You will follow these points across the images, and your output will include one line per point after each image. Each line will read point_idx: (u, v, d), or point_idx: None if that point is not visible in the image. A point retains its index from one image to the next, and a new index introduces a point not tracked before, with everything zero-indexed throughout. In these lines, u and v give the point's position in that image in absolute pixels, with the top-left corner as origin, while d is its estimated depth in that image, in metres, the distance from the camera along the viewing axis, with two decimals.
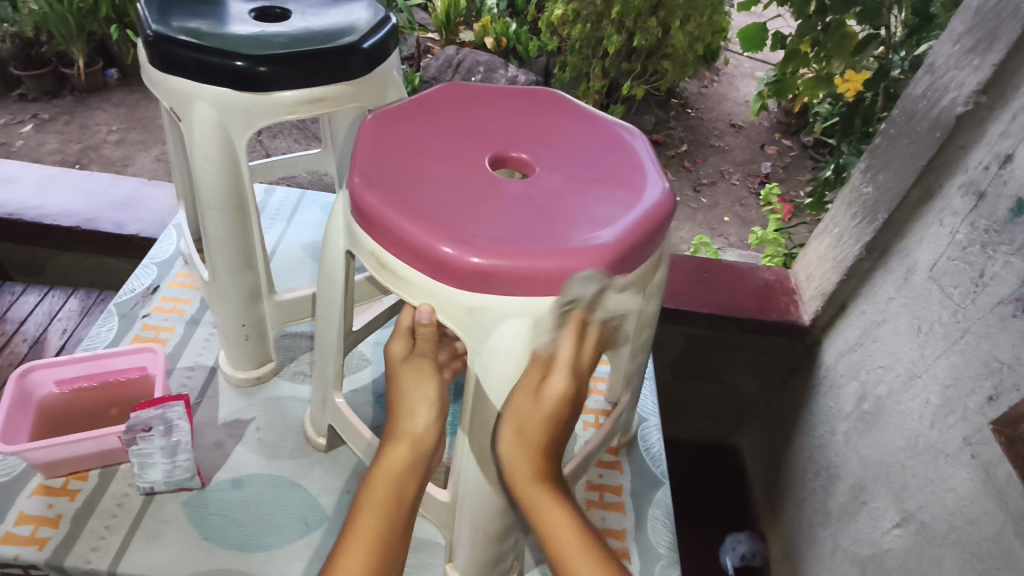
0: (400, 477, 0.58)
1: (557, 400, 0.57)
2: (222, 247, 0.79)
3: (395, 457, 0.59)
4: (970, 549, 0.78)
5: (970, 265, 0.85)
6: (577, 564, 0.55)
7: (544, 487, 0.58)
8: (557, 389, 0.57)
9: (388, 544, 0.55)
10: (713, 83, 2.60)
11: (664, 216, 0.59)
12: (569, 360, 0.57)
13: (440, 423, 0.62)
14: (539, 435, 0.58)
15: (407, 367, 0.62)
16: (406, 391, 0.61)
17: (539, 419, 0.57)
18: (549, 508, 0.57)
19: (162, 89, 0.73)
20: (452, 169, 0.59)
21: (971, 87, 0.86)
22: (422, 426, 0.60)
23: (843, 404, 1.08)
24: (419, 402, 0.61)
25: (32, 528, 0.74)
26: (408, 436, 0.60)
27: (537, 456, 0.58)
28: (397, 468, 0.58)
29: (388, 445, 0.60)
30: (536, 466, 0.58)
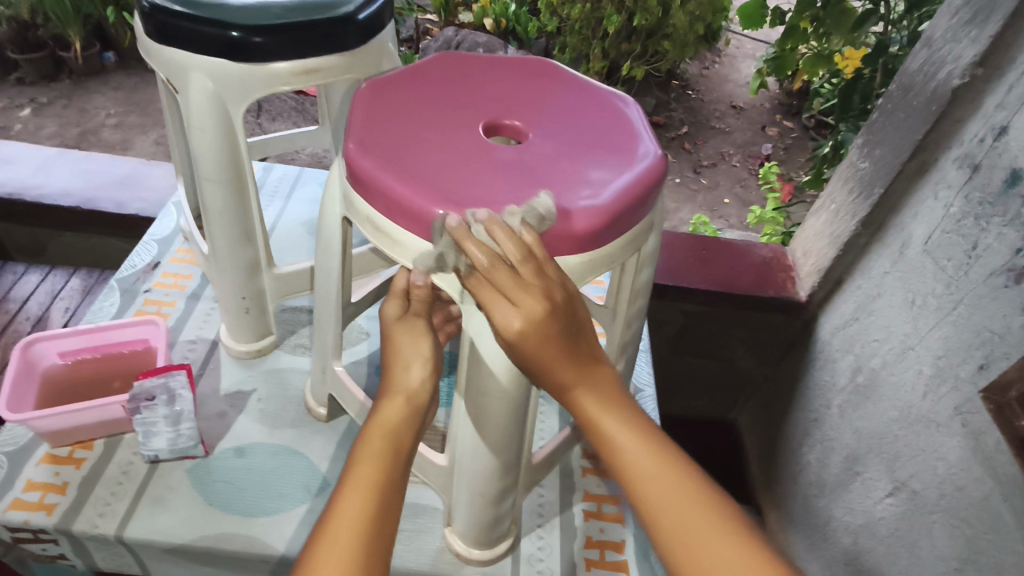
0: (394, 426, 0.58)
1: (528, 332, 0.51)
2: (220, 218, 0.80)
3: (390, 411, 0.59)
4: (960, 515, 0.80)
5: (964, 237, 0.85)
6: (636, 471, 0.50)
7: (585, 383, 0.54)
8: (513, 326, 0.50)
9: (383, 493, 0.52)
10: (714, 64, 2.59)
11: (655, 180, 0.59)
12: (499, 295, 0.51)
13: (433, 381, 0.63)
14: (548, 345, 0.52)
15: (402, 325, 0.63)
16: (401, 347, 0.63)
17: (534, 349, 0.51)
18: (592, 406, 0.54)
19: (157, 61, 0.73)
20: (446, 135, 0.60)
21: (967, 60, 0.85)
22: (416, 379, 0.61)
23: (838, 377, 1.10)
24: (413, 357, 0.62)
25: (40, 494, 0.76)
26: (403, 389, 0.61)
27: (562, 362, 0.53)
28: (391, 420, 0.58)
29: (383, 401, 0.60)
30: (566, 359, 0.53)
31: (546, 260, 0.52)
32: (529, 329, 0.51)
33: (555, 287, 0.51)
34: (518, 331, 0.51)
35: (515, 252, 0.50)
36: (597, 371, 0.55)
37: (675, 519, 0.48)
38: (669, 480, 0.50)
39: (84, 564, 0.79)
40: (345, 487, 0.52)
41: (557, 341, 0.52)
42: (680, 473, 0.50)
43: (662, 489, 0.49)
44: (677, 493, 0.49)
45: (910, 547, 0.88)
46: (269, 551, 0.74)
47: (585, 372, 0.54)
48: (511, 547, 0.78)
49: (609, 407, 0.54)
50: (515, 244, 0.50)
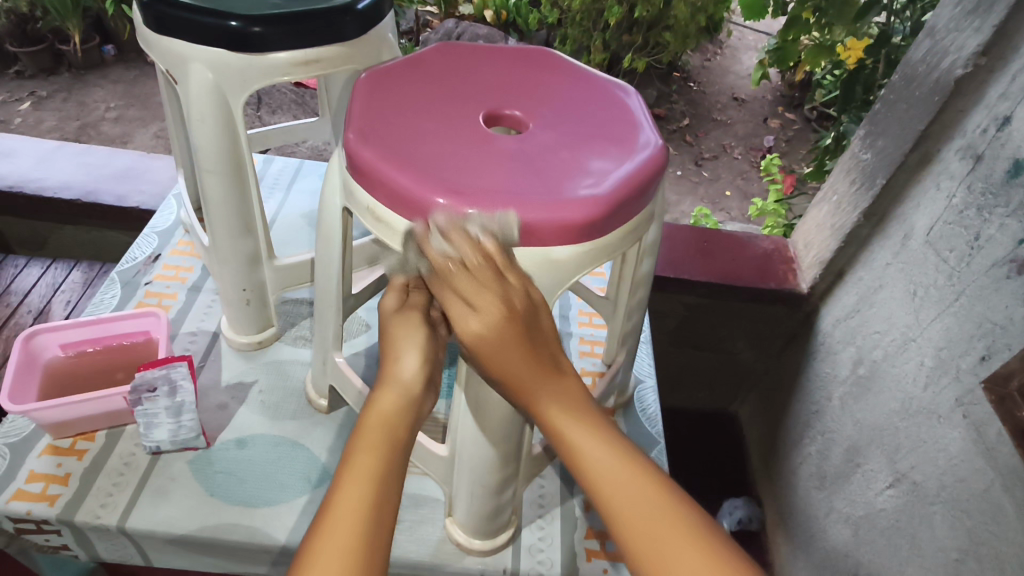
0: (392, 417, 0.57)
1: (487, 335, 0.53)
2: (220, 210, 0.80)
3: (387, 401, 0.59)
4: (960, 506, 0.80)
5: (966, 229, 0.85)
6: (602, 477, 0.50)
7: (548, 387, 0.55)
8: (471, 329, 0.54)
9: (382, 484, 0.52)
10: (716, 56, 2.57)
11: (656, 170, 0.59)
12: (458, 300, 0.54)
13: (430, 370, 0.63)
14: (504, 348, 0.53)
15: (400, 317, 0.64)
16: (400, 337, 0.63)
17: (492, 352, 0.54)
18: (554, 409, 0.54)
19: (156, 51, 0.73)
20: (445, 125, 0.60)
21: (970, 50, 0.85)
22: (413, 368, 0.61)
23: (839, 369, 1.10)
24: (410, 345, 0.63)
25: (42, 485, 0.76)
26: (400, 378, 0.61)
27: (525, 365, 0.54)
28: (388, 411, 0.58)
29: (379, 391, 0.59)
30: (527, 365, 0.54)
31: (508, 268, 0.54)
32: (486, 331, 0.53)
33: (513, 294, 0.53)
34: (475, 332, 0.54)
35: (472, 259, 0.52)
36: (564, 380, 0.56)
37: (640, 524, 0.47)
38: (633, 489, 0.48)
39: (86, 555, 0.79)
40: (343, 478, 0.52)
41: (516, 344, 0.54)
42: (648, 482, 0.49)
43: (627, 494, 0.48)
44: (641, 498, 0.48)
45: (910, 538, 0.88)
46: (271, 542, 0.75)
47: (547, 376, 0.55)
48: (511, 537, 0.78)
49: (573, 412, 0.54)
50: (471, 248, 0.52)
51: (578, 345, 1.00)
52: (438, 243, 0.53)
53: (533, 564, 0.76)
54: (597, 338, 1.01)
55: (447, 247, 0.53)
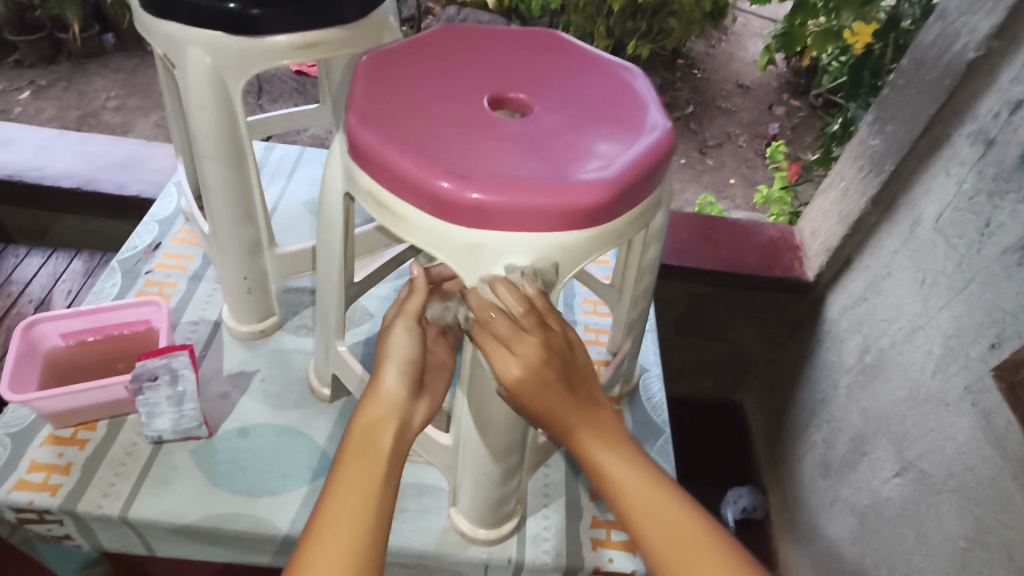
0: (379, 425, 0.53)
1: (527, 380, 0.52)
2: (219, 197, 0.79)
3: (373, 410, 0.54)
4: (968, 495, 0.79)
5: (977, 215, 0.84)
6: (647, 521, 0.49)
7: (585, 424, 0.53)
8: (512, 374, 0.51)
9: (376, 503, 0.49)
10: (721, 43, 2.54)
11: (664, 153, 0.58)
12: (499, 347, 0.52)
13: (416, 377, 0.57)
14: (544, 389, 0.52)
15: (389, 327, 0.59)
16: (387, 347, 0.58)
17: (532, 397, 0.52)
18: (592, 443, 0.53)
19: (154, 35, 0.71)
20: (449, 108, 0.58)
21: (983, 32, 0.83)
22: (393, 377, 0.56)
23: (846, 358, 1.09)
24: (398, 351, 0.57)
25: (44, 475, 0.76)
26: (385, 387, 0.56)
27: (564, 404, 0.52)
28: (372, 420, 0.54)
29: (365, 401, 0.55)
30: (567, 404, 0.53)
31: (548, 312, 0.52)
32: (527, 374, 0.51)
33: (554, 337, 0.52)
34: (516, 378, 0.51)
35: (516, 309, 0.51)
36: (601, 413, 0.54)
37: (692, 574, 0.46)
38: (675, 526, 0.48)
39: (89, 544, 0.79)
40: (332, 500, 0.48)
41: (555, 384, 0.52)
42: (696, 528, 0.48)
43: (670, 535, 0.48)
44: (685, 540, 0.48)
45: (917, 528, 0.87)
46: (274, 531, 0.74)
47: (586, 413, 0.54)
48: (516, 527, 0.77)
49: (610, 443, 0.53)
50: (516, 298, 0.51)
51: (583, 333, 0.99)
52: (485, 292, 0.54)
53: (538, 553, 0.76)
54: (602, 326, 1.00)
55: (494, 299, 0.53)
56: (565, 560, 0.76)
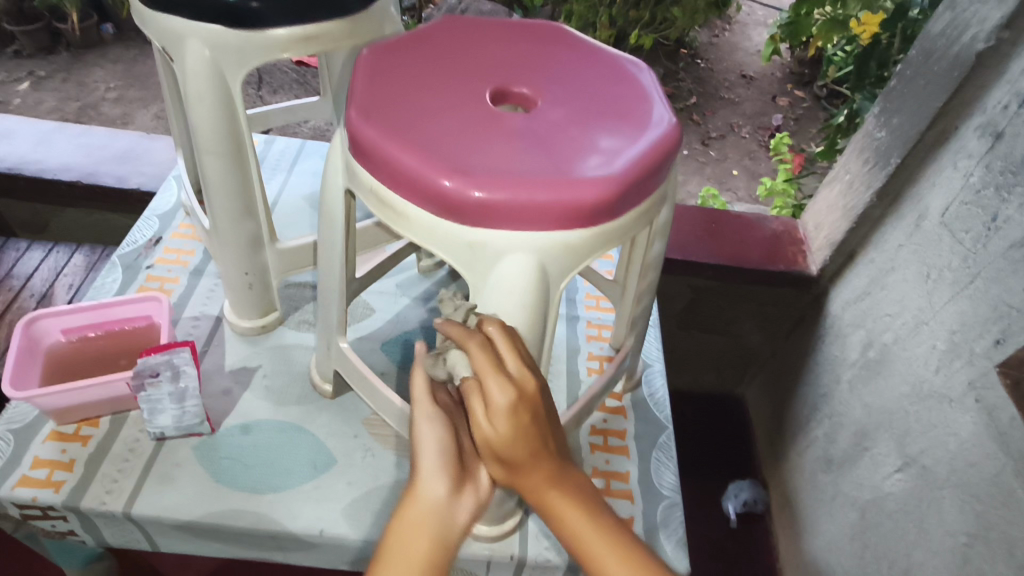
0: (424, 531, 0.48)
1: (517, 419, 0.49)
2: (219, 192, 0.78)
3: (413, 514, 0.49)
4: (970, 490, 0.79)
5: (984, 209, 0.83)
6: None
7: (558, 489, 0.51)
8: (501, 408, 0.48)
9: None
10: (725, 32, 2.52)
11: (670, 148, 0.57)
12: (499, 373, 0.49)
13: (452, 468, 0.51)
14: (528, 444, 0.50)
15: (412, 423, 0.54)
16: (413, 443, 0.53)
17: (517, 440, 0.49)
18: (566, 507, 0.50)
19: (153, 28, 0.70)
20: (452, 103, 0.58)
21: (993, 22, 0.82)
22: (436, 476, 0.51)
23: (849, 352, 1.08)
24: (427, 447, 0.52)
25: (47, 471, 0.76)
26: (421, 488, 0.50)
27: (540, 466, 0.51)
28: (414, 529, 0.48)
29: (403, 503, 0.50)
30: (544, 468, 0.51)
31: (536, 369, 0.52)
32: (513, 432, 0.49)
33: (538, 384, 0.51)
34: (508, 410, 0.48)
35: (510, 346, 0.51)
36: (574, 479, 0.52)
37: None
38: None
39: (93, 540, 0.79)
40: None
41: (537, 443, 0.50)
42: None
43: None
44: None
45: (919, 523, 0.87)
46: (277, 527, 0.74)
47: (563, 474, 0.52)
48: (519, 523, 0.77)
49: (582, 505, 0.51)
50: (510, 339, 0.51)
51: (585, 328, 0.99)
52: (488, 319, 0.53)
53: (540, 549, 0.76)
54: (605, 322, 1.00)
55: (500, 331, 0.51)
56: (567, 557, 0.76)
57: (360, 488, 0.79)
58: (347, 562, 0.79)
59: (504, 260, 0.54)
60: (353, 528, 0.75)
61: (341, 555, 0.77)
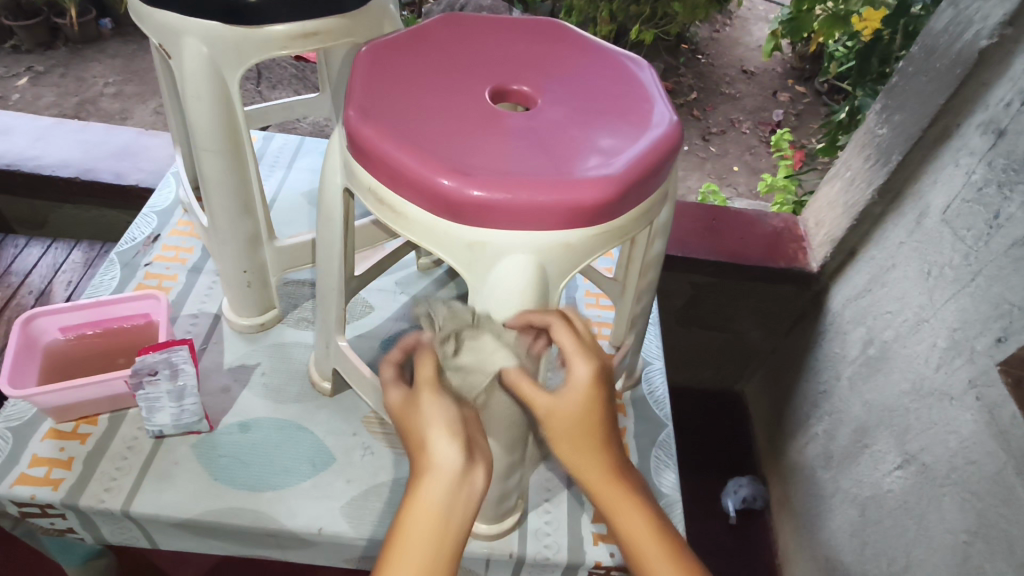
0: (441, 512, 0.43)
1: (586, 395, 0.49)
2: (217, 190, 0.77)
3: (427, 493, 0.44)
4: (970, 488, 0.78)
5: (985, 207, 0.82)
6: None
7: (614, 485, 0.49)
8: (581, 381, 0.49)
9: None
10: (726, 27, 2.51)
11: (671, 148, 0.56)
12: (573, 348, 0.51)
13: (465, 436, 0.47)
14: (593, 428, 0.49)
15: (409, 403, 0.49)
16: (416, 423, 0.48)
17: (582, 419, 0.49)
18: (625, 505, 0.49)
19: (150, 26, 0.70)
20: (451, 101, 0.57)
21: (996, 19, 0.81)
22: (453, 448, 0.45)
23: (849, 349, 1.08)
24: (437, 423, 0.47)
25: (45, 470, 0.76)
26: (437, 465, 0.45)
27: (600, 456, 0.49)
28: (428, 509, 0.43)
29: (418, 481, 0.44)
30: (604, 460, 0.49)
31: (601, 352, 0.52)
32: (583, 407, 0.49)
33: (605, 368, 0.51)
34: (581, 384, 0.49)
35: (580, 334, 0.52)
36: (630, 477, 0.50)
37: None
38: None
39: (92, 537, 0.79)
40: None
41: (602, 432, 0.49)
42: None
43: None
44: None
45: (919, 520, 0.87)
46: (276, 525, 0.74)
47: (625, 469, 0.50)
48: (518, 522, 0.77)
49: (640, 506, 0.49)
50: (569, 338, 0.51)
51: None
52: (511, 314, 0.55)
53: (539, 548, 0.76)
54: (604, 319, 1.00)
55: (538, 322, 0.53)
56: (566, 555, 0.76)
57: (359, 486, 0.79)
58: (347, 560, 0.79)
59: (505, 261, 0.53)
60: (352, 526, 0.75)
61: (340, 552, 0.77)
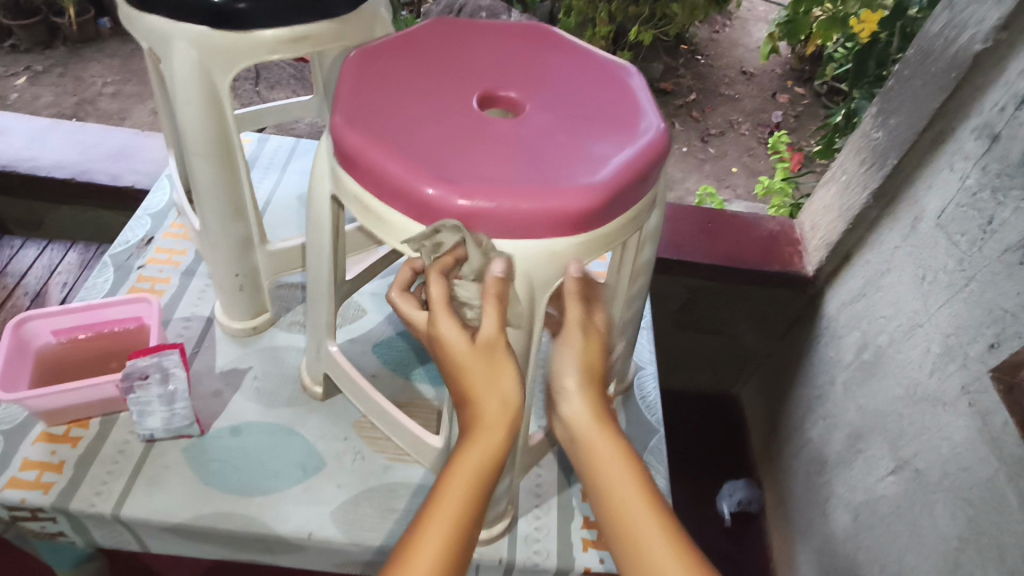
0: (490, 459, 0.52)
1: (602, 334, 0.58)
2: (208, 194, 0.77)
3: (487, 443, 0.52)
4: (962, 495, 0.78)
5: (979, 211, 0.82)
6: (642, 526, 0.49)
7: (607, 427, 0.54)
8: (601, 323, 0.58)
9: (466, 526, 0.49)
10: (725, 28, 2.50)
11: (658, 156, 0.56)
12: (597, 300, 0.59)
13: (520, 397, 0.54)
14: (596, 369, 0.56)
15: (482, 351, 0.52)
16: (483, 377, 0.52)
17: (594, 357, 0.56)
18: (611, 453, 0.52)
19: (140, 29, 0.70)
20: (438, 107, 0.57)
21: (991, 23, 0.81)
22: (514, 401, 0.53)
23: (844, 353, 1.08)
24: (504, 386, 0.52)
25: (36, 473, 0.76)
26: (496, 421, 0.52)
27: (595, 400, 0.55)
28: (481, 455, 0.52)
29: (473, 432, 0.52)
30: (596, 401, 0.55)
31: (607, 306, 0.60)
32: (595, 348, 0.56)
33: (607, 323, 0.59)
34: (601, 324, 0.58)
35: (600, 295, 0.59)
36: (620, 432, 0.54)
37: None
38: (663, 534, 0.49)
39: (84, 541, 0.79)
40: (425, 525, 0.49)
41: (600, 377, 0.56)
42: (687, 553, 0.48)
43: (656, 541, 0.49)
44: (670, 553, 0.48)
45: (911, 525, 0.87)
46: (266, 530, 0.74)
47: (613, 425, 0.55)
48: (508, 527, 0.77)
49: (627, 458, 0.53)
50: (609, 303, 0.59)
51: None
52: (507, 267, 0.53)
53: (529, 553, 0.76)
54: None
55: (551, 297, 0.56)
56: (556, 561, 0.76)
57: (350, 490, 0.79)
58: (338, 564, 0.79)
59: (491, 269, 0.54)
60: (342, 531, 0.75)
61: (331, 557, 0.77)
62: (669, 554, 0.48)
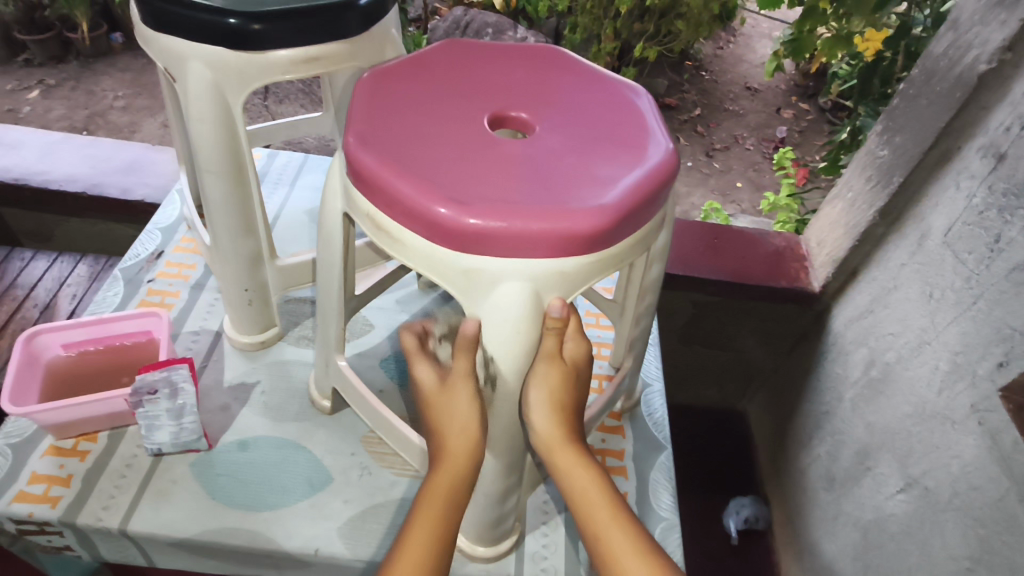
0: (455, 486, 0.58)
1: (571, 364, 0.60)
2: (220, 211, 0.78)
3: (446, 473, 0.58)
4: (972, 514, 0.78)
5: (986, 230, 0.82)
6: (602, 526, 0.56)
7: (571, 448, 0.59)
8: (569, 353, 0.60)
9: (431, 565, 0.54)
10: (729, 44, 2.53)
11: (667, 177, 0.57)
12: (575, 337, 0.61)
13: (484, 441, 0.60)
14: (566, 401, 0.60)
15: (442, 390, 0.61)
16: (444, 410, 0.60)
17: (560, 384, 0.59)
18: (573, 464, 0.59)
19: (155, 48, 0.71)
20: (449, 129, 0.58)
21: (995, 44, 0.81)
22: (470, 429, 0.59)
23: (851, 371, 1.07)
24: (459, 415, 0.59)
25: (45, 487, 0.76)
26: (458, 452, 0.59)
27: (562, 420, 0.59)
28: (443, 495, 0.57)
29: (438, 464, 0.59)
30: (566, 430, 0.59)
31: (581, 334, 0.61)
32: (560, 375, 0.59)
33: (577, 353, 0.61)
34: (570, 357, 0.60)
35: (575, 322, 0.61)
36: (580, 443, 0.60)
37: None
38: (632, 548, 0.54)
39: (90, 556, 0.79)
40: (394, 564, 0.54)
41: (569, 409, 0.60)
42: (642, 545, 0.54)
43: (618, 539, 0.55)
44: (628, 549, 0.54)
45: (921, 545, 0.86)
46: (272, 546, 0.74)
47: (578, 439, 0.60)
48: (515, 544, 0.77)
49: (585, 466, 0.59)
50: (581, 339, 0.61)
51: None
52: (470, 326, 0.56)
53: (535, 573, 0.76)
54: (602, 340, 1.00)
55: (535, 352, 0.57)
56: None
57: (356, 506, 0.79)
58: None
59: (499, 290, 0.54)
60: (347, 548, 0.75)
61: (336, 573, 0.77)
62: (638, 557, 0.53)
